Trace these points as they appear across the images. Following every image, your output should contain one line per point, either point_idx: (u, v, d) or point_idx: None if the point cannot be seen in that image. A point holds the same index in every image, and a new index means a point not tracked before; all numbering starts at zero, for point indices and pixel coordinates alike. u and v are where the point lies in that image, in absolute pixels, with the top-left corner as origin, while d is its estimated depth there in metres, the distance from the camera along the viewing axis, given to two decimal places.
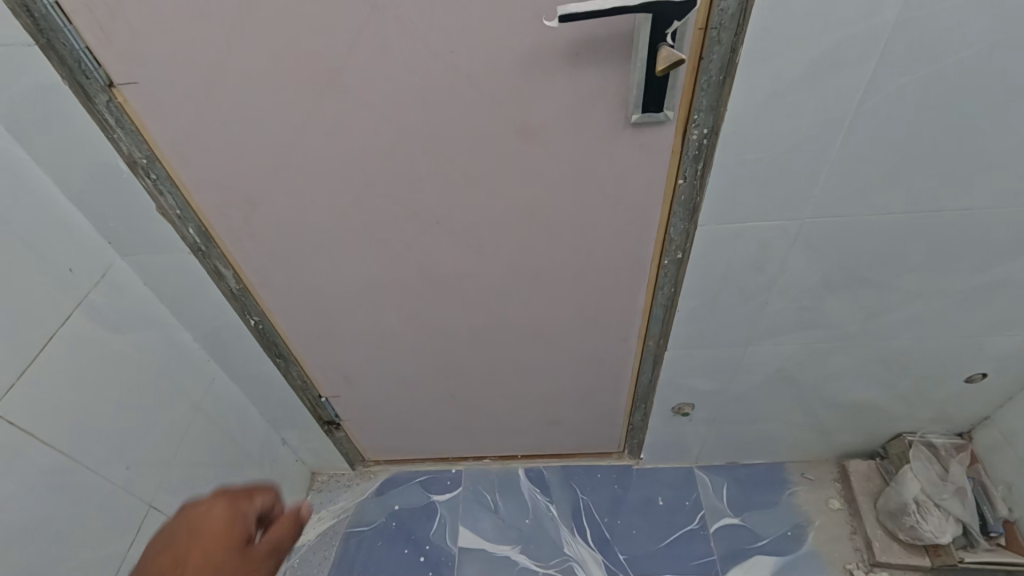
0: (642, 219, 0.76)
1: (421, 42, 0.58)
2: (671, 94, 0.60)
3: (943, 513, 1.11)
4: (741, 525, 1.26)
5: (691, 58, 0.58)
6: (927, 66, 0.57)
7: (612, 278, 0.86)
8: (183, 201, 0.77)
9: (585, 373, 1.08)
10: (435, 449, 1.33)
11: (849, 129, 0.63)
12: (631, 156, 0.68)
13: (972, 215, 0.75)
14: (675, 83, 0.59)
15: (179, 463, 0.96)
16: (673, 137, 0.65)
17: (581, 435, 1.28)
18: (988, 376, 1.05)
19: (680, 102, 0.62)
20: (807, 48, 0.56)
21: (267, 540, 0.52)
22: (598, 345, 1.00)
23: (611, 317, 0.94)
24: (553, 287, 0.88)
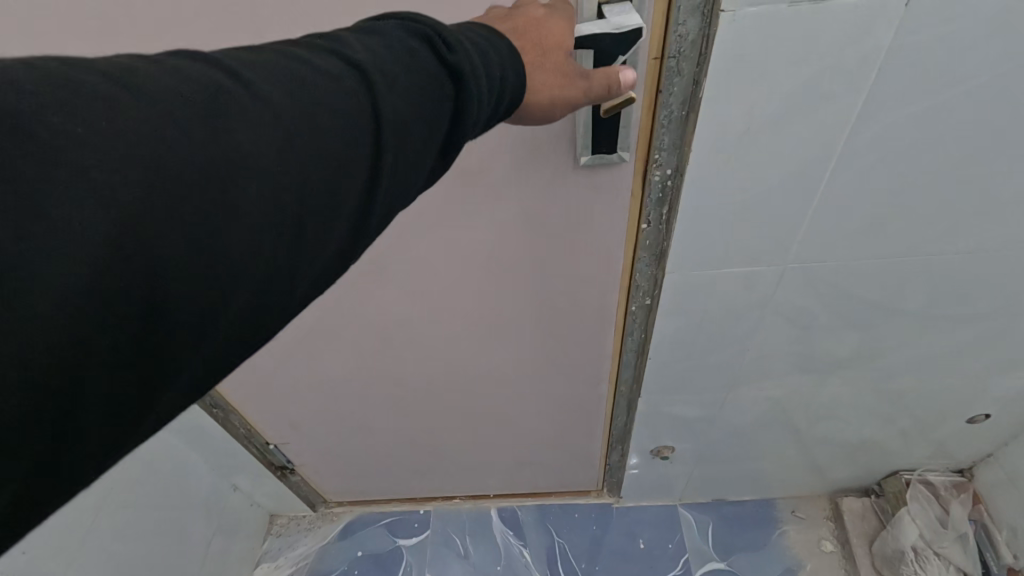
0: (604, 265, 0.67)
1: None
2: (625, 133, 0.51)
3: (943, 562, 1.04)
4: (727, 570, 1.18)
5: (646, 93, 0.49)
6: (924, 97, 0.48)
7: (577, 325, 0.78)
8: None
9: (555, 418, 0.99)
10: (401, 491, 1.25)
11: (834, 169, 0.55)
12: (585, 200, 0.59)
13: (975, 255, 0.66)
14: (628, 121, 0.50)
15: (99, 533, 0.85)
16: (633, 178, 0.56)
17: (558, 474, 1.20)
18: (992, 417, 0.97)
19: (638, 142, 0.53)
20: (783, 79, 0.47)
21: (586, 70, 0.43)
22: (566, 391, 0.92)
23: (579, 364, 0.86)
24: (512, 335, 0.79)
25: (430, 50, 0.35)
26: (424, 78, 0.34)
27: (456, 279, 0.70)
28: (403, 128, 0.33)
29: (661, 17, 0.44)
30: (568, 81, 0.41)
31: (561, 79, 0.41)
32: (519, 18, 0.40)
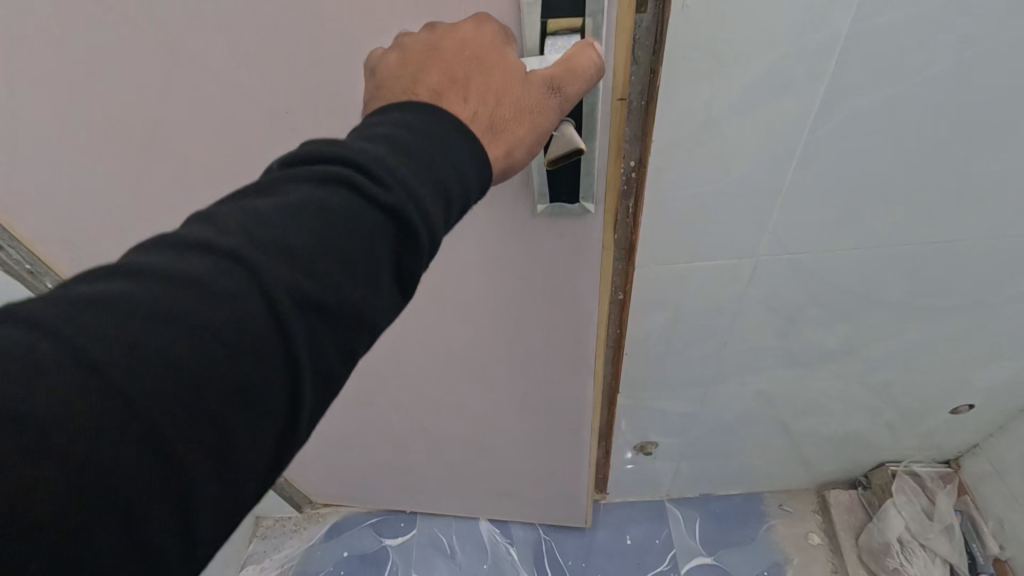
0: (578, 314, 0.66)
1: (269, 101, 0.46)
2: (588, 182, 0.49)
3: (928, 554, 1.04)
4: (715, 565, 1.18)
5: (615, 124, 0.46)
6: (888, 84, 0.47)
7: (554, 372, 0.77)
8: (28, 253, 0.63)
9: (534, 449, 0.97)
10: (386, 500, 1.23)
11: (800, 162, 0.54)
12: (545, 243, 0.57)
13: (951, 244, 0.65)
14: (592, 168, 0.48)
15: None
16: (603, 224, 0.54)
17: (542, 508, 1.17)
18: (975, 407, 0.96)
19: (609, 175, 0.49)
20: (740, 68, 0.45)
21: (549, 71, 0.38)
22: (546, 426, 0.90)
23: (557, 404, 0.84)
24: (486, 368, 0.78)
25: (357, 175, 0.29)
26: (351, 243, 0.29)
27: (423, 316, 0.68)
28: (319, 311, 0.28)
29: (622, 50, 0.41)
30: (550, 103, 0.38)
31: (537, 102, 0.37)
32: (457, 69, 0.36)
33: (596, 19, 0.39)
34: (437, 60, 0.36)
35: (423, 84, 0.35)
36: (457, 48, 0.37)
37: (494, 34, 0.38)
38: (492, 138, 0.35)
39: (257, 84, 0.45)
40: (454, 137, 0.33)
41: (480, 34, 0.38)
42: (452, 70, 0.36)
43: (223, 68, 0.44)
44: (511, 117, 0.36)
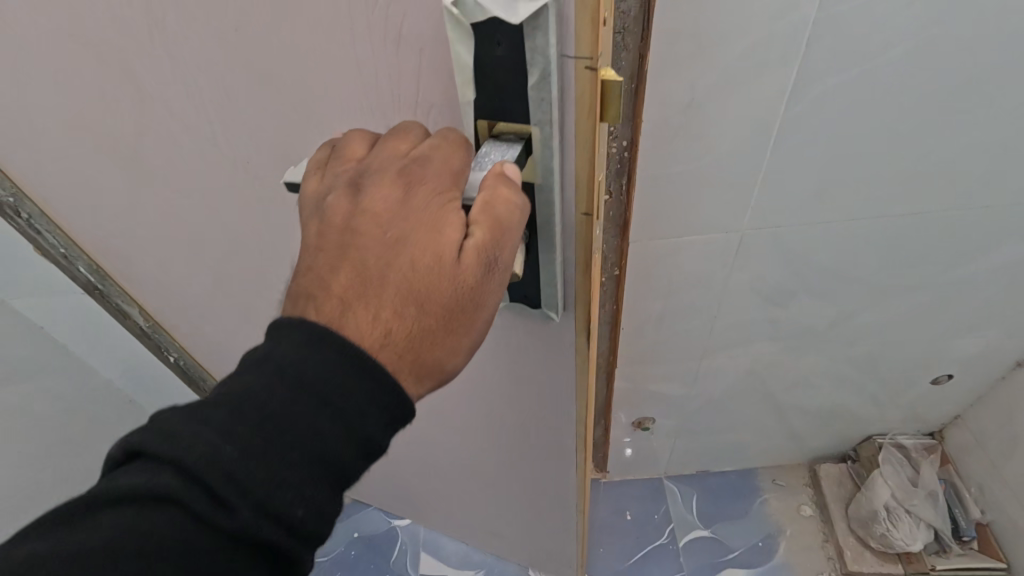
0: (557, 411, 0.65)
1: (240, 127, 0.44)
2: (550, 296, 0.46)
3: (914, 520, 1.09)
4: (711, 537, 1.23)
5: (582, 239, 0.41)
6: (852, 67, 0.52)
7: (538, 438, 0.72)
8: (63, 239, 0.66)
9: (523, 509, 0.96)
10: (384, 504, 1.25)
11: (778, 138, 0.58)
12: (519, 340, 0.54)
13: (921, 216, 0.70)
14: (557, 283, 0.44)
15: None
16: (575, 332, 0.50)
17: (531, 557, 1.15)
18: (954, 377, 1.01)
19: (578, 282, 0.45)
20: (718, 53, 0.50)
21: (483, 246, 0.33)
22: (534, 494, 0.88)
23: (543, 479, 0.82)
24: (472, 432, 0.78)
25: (191, 495, 0.29)
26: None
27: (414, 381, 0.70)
28: None
29: (584, 161, 0.36)
30: (490, 281, 0.34)
31: (470, 288, 0.34)
32: (377, 266, 0.34)
33: (543, 127, 0.34)
34: (351, 256, 0.34)
35: (330, 293, 0.34)
36: (377, 233, 0.34)
37: (424, 197, 0.34)
38: (412, 358, 0.34)
39: (224, 126, 0.45)
40: (323, 414, 0.32)
41: (407, 206, 0.34)
42: (365, 271, 0.34)
43: (192, 99, 0.43)
44: (440, 328, 0.34)
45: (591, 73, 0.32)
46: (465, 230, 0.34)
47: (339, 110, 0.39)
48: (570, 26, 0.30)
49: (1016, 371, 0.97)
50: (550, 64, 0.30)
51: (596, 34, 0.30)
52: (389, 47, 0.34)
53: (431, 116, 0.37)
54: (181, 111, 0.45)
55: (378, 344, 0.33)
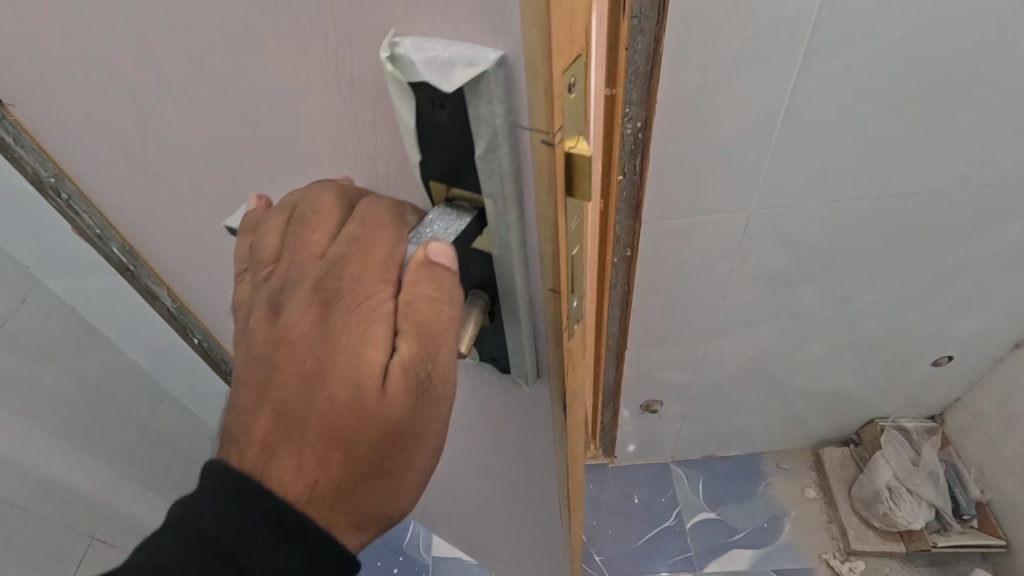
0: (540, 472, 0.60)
1: (212, 149, 0.41)
2: (518, 363, 0.42)
3: (915, 498, 1.12)
4: (717, 519, 1.26)
5: (552, 316, 0.36)
6: (852, 51, 0.55)
7: (523, 493, 0.69)
8: (100, 219, 0.66)
9: (512, 546, 0.92)
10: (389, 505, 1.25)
11: (785, 119, 0.61)
12: (501, 399, 0.51)
13: (922, 195, 0.73)
14: (524, 351, 0.40)
15: (132, 477, 0.93)
16: (551, 400, 0.46)
17: None
18: (954, 359, 1.04)
19: (550, 355, 0.41)
20: (730, 36, 0.53)
21: (410, 376, 0.31)
22: (521, 536, 0.84)
23: (533, 528, 0.78)
24: (463, 471, 0.75)
25: None
26: None
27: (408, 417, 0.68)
28: None
29: (546, 242, 0.31)
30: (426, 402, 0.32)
31: (401, 411, 0.32)
32: (301, 399, 0.33)
33: (495, 200, 0.29)
34: (272, 393, 0.33)
35: (258, 432, 0.34)
36: (297, 364, 0.33)
37: (341, 318, 0.32)
38: (349, 491, 0.33)
39: (196, 147, 0.42)
40: None
41: (325, 329, 0.32)
42: (288, 405, 0.33)
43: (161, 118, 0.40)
44: (377, 454, 0.33)
45: (549, 149, 0.26)
46: (393, 340, 0.32)
47: (304, 155, 0.36)
48: (523, 94, 0.25)
49: (1014, 352, 1.00)
50: (498, 134, 0.26)
51: (554, 110, 0.25)
52: (342, 89, 0.30)
53: (387, 167, 0.34)
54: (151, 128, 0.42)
55: (303, 495, 0.33)
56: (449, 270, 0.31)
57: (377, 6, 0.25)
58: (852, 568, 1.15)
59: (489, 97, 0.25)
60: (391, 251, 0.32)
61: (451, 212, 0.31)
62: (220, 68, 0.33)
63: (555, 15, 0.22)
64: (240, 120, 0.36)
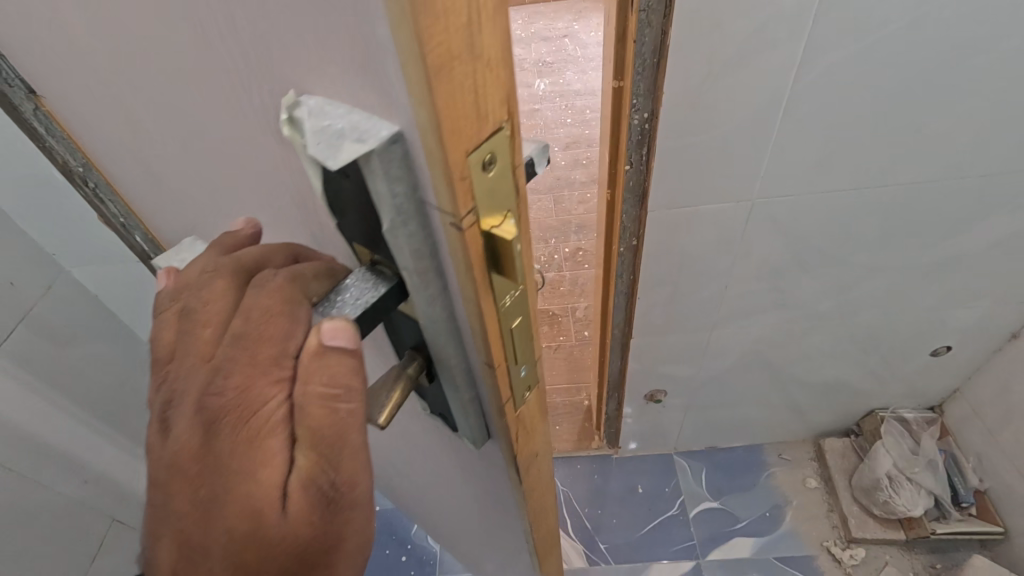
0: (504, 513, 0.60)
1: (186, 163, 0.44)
2: (462, 417, 0.42)
3: (915, 487, 1.14)
4: (719, 508, 1.28)
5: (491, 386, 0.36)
6: (851, 43, 0.58)
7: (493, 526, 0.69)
8: (124, 209, 0.69)
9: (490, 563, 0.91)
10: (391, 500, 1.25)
11: (787, 110, 0.64)
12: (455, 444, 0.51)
13: (920, 185, 0.75)
14: (467, 407, 0.41)
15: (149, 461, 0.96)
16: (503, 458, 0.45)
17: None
18: (952, 349, 1.06)
19: (494, 417, 0.40)
20: (733, 29, 0.56)
21: (309, 491, 0.35)
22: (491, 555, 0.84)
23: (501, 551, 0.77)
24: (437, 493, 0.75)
25: None
26: None
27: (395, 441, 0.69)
28: None
29: (473, 315, 0.31)
30: (331, 508, 0.36)
31: (308, 517, 0.36)
32: (203, 524, 0.36)
33: (412, 273, 0.30)
34: (180, 514, 0.37)
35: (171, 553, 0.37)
36: (196, 489, 0.36)
37: (233, 443, 0.35)
38: None
39: (173, 161, 0.45)
40: None
41: (218, 455, 0.35)
42: (190, 547, 0.37)
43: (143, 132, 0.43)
44: (292, 566, 0.36)
45: (457, 233, 0.26)
46: (290, 454, 0.35)
47: (255, 179, 0.39)
48: (427, 180, 0.25)
49: (1011, 341, 1.02)
50: (408, 213, 0.26)
51: (458, 197, 0.24)
52: (273, 132, 0.32)
53: (315, 213, 0.36)
54: (137, 141, 0.45)
55: None
56: (350, 346, 0.32)
57: (285, 65, 0.27)
58: (853, 556, 1.17)
59: (386, 173, 0.24)
60: (285, 343, 0.33)
61: (369, 277, 0.32)
62: (176, 94, 0.36)
63: (445, 104, 0.21)
64: (199, 143, 0.39)
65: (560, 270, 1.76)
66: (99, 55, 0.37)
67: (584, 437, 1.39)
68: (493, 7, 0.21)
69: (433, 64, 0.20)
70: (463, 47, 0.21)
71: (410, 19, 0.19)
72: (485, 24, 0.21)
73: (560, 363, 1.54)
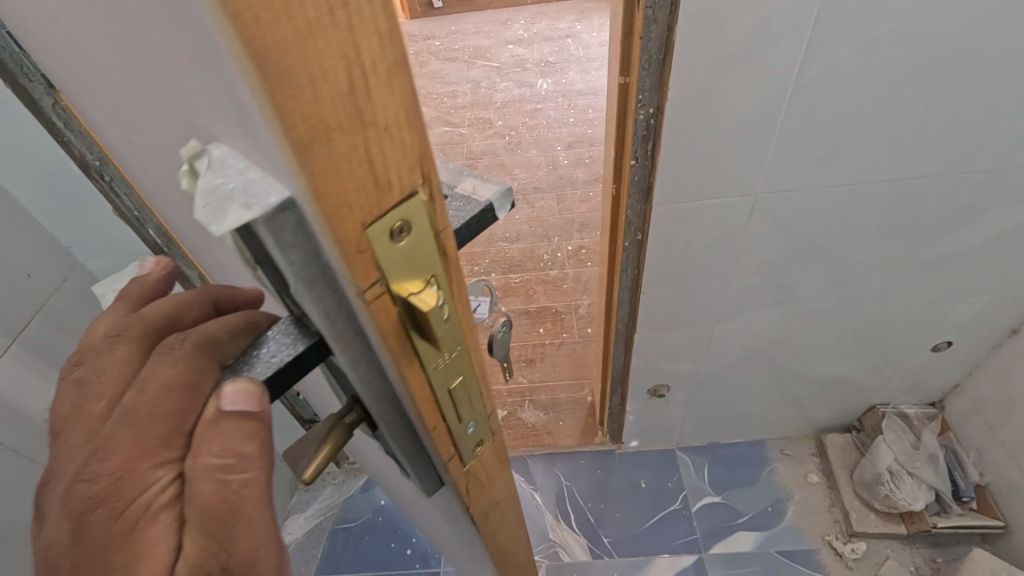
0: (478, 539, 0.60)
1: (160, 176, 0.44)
2: (408, 456, 0.42)
3: (916, 481, 1.15)
4: (721, 503, 1.29)
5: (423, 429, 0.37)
6: (854, 38, 0.59)
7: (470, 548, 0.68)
8: (138, 202, 0.73)
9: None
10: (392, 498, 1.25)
11: (790, 105, 0.65)
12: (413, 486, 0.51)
13: (921, 180, 0.76)
14: (411, 446, 0.41)
15: None
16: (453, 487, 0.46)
17: None
18: (953, 344, 1.07)
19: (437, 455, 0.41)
20: (737, 24, 0.57)
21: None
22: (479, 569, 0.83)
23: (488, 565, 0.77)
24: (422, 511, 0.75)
25: None
26: None
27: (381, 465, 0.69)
28: None
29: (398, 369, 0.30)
30: None
31: None
32: None
33: (329, 335, 0.29)
34: None
35: None
36: None
37: (114, 528, 0.32)
38: None
39: (152, 171, 0.45)
40: None
41: (90, 544, 0.32)
42: None
43: (126, 141, 0.44)
44: None
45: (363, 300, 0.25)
46: (178, 538, 0.33)
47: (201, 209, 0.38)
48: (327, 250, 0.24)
49: (1012, 337, 1.03)
50: (311, 283, 0.25)
51: (357, 269, 0.24)
52: None
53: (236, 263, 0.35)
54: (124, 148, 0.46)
55: None
56: (253, 410, 0.31)
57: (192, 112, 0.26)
58: (854, 550, 1.18)
59: (280, 243, 0.22)
60: (179, 419, 0.32)
61: (289, 333, 0.31)
62: (133, 115, 0.36)
63: (329, 180, 0.20)
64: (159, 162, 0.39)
65: (563, 268, 1.77)
66: (76, 65, 0.38)
67: (587, 432, 1.40)
68: (384, 69, 0.20)
69: (306, 141, 0.19)
70: (346, 117, 0.19)
71: (271, 101, 0.17)
72: (376, 88, 0.20)
73: (564, 360, 1.54)
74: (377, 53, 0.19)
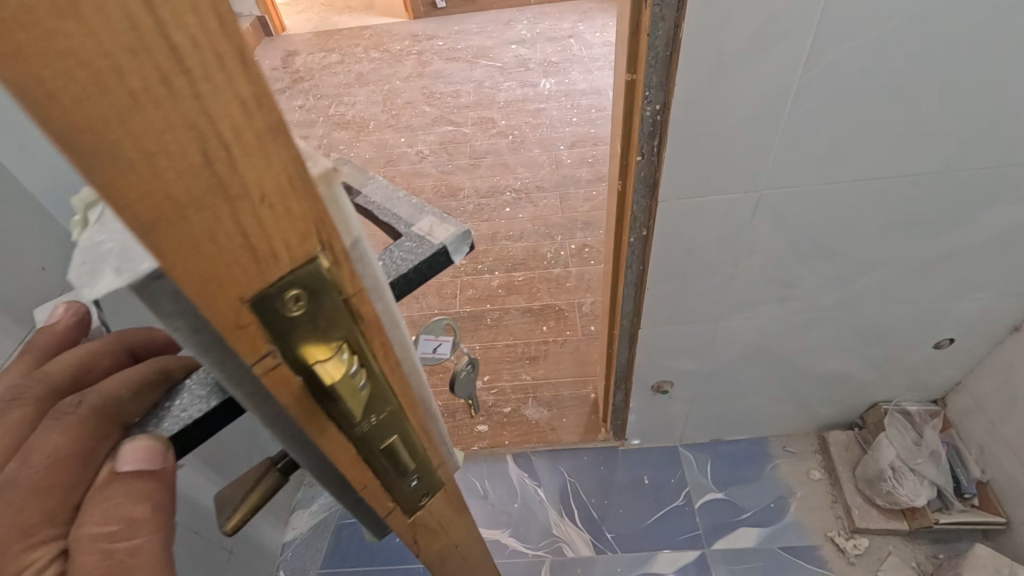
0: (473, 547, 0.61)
1: None
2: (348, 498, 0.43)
3: (918, 477, 1.15)
4: (724, 499, 1.30)
5: (347, 474, 0.37)
6: (859, 35, 0.60)
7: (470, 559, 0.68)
8: None
9: None
10: None
11: (794, 101, 0.66)
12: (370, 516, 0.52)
13: (923, 177, 0.77)
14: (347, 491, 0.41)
15: None
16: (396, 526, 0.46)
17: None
18: (955, 341, 1.08)
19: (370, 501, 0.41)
20: (744, 20, 0.57)
21: None
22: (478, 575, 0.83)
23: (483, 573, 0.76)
24: None
25: None
26: None
27: None
28: None
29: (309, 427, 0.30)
30: None
31: None
32: None
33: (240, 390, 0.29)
34: None
35: None
36: None
37: None
38: None
39: None
40: None
41: None
42: None
43: None
44: None
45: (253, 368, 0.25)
46: None
47: None
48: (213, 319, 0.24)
49: (1013, 334, 1.04)
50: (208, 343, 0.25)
51: (240, 341, 0.23)
52: None
53: None
54: None
55: None
56: (153, 467, 0.35)
57: None
58: (856, 546, 1.19)
59: (157, 305, 0.23)
60: (72, 489, 0.35)
61: (204, 390, 0.38)
62: None
63: (191, 258, 0.20)
64: None
65: (566, 266, 1.77)
66: None
67: (590, 429, 1.41)
68: (250, 139, 0.18)
69: (152, 220, 0.18)
70: (202, 191, 0.18)
71: (103, 188, 0.16)
72: (239, 158, 0.18)
73: (567, 357, 1.55)
74: (238, 123, 0.18)
